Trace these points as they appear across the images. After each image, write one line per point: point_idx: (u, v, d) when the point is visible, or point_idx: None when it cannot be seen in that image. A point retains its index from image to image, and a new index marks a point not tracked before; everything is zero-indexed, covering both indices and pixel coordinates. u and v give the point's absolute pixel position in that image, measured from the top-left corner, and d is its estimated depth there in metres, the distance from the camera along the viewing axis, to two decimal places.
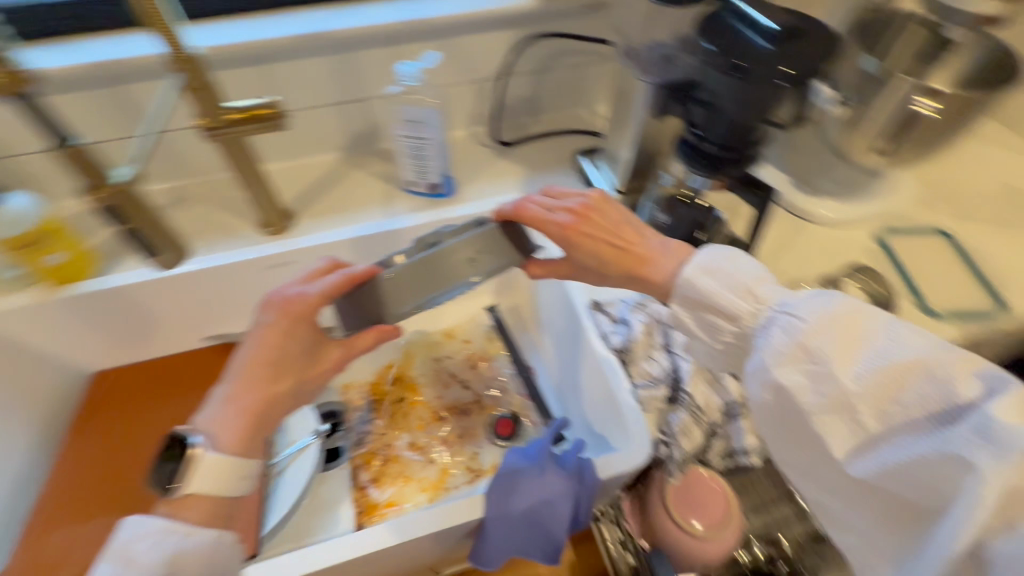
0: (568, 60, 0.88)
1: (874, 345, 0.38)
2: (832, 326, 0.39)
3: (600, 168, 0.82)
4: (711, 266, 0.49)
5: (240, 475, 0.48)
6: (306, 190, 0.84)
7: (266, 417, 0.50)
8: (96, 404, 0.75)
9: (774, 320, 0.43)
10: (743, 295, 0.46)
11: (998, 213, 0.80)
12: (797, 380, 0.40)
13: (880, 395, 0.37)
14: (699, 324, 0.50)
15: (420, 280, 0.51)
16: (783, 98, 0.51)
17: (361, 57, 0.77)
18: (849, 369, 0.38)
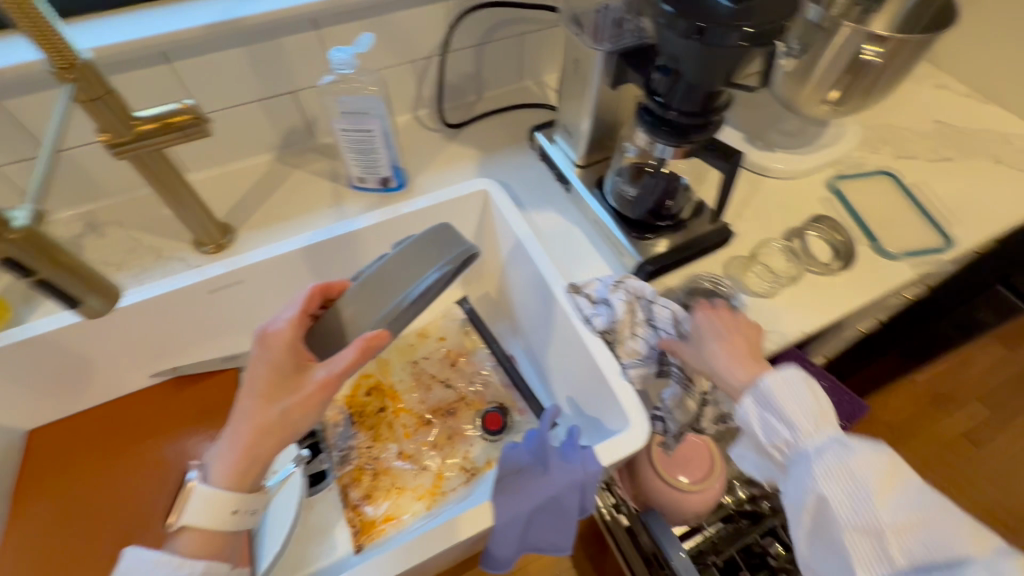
0: (510, 30, 0.83)
1: (907, 492, 0.45)
2: (878, 469, 0.45)
3: (556, 139, 0.78)
4: (788, 380, 0.51)
5: (231, 512, 0.47)
6: (242, 199, 0.77)
7: (259, 447, 0.46)
8: (36, 468, 0.67)
9: (829, 442, 0.47)
10: (808, 414, 0.49)
11: (932, 150, 0.84)
12: (835, 495, 0.45)
13: (909, 529, 0.43)
14: (764, 424, 0.51)
15: (383, 287, 0.48)
16: (749, 57, 0.47)
17: (283, 46, 0.69)
18: (884, 507, 0.44)
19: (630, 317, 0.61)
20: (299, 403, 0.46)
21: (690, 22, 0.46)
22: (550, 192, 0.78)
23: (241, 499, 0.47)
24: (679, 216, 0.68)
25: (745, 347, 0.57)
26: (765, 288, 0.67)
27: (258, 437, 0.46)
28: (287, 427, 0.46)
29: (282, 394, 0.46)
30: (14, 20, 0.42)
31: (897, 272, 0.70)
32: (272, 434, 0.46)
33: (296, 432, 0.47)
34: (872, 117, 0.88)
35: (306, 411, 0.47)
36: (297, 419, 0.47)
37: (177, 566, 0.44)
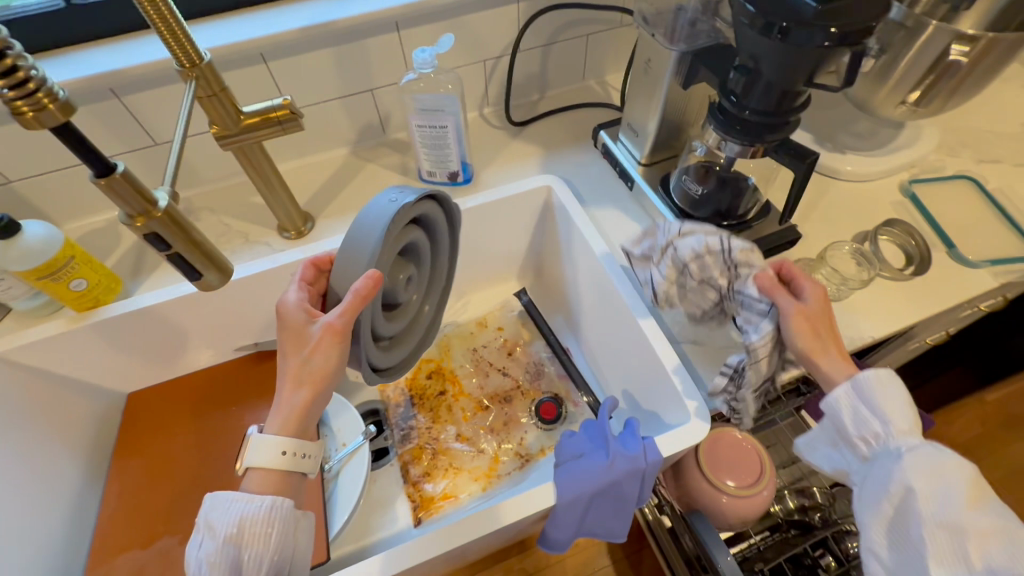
0: (578, 31, 0.86)
1: (995, 507, 0.44)
2: (971, 479, 0.45)
3: (620, 138, 0.79)
4: (885, 381, 0.50)
5: (280, 454, 0.48)
6: (321, 189, 0.82)
7: (297, 393, 0.49)
8: (137, 425, 0.74)
9: (922, 446, 0.47)
10: (908, 418, 0.48)
11: (1018, 156, 0.80)
12: (923, 488, 0.45)
13: (988, 535, 0.42)
14: (853, 415, 0.50)
15: (352, 241, 0.48)
16: (832, 59, 0.47)
17: (367, 47, 0.74)
18: (971, 509, 0.43)
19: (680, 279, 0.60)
20: (313, 349, 0.48)
21: (773, 23, 0.46)
22: (611, 190, 0.79)
23: (291, 441, 0.48)
24: (746, 217, 0.68)
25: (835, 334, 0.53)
26: (832, 290, 0.66)
27: (295, 384, 0.49)
28: (317, 372, 0.49)
29: (301, 345, 0.50)
30: (152, 23, 0.47)
31: (975, 280, 0.67)
32: (307, 381, 0.49)
33: (324, 376, 0.49)
34: (952, 120, 0.85)
35: (324, 354, 0.48)
36: (317, 363, 0.48)
37: (247, 501, 0.46)
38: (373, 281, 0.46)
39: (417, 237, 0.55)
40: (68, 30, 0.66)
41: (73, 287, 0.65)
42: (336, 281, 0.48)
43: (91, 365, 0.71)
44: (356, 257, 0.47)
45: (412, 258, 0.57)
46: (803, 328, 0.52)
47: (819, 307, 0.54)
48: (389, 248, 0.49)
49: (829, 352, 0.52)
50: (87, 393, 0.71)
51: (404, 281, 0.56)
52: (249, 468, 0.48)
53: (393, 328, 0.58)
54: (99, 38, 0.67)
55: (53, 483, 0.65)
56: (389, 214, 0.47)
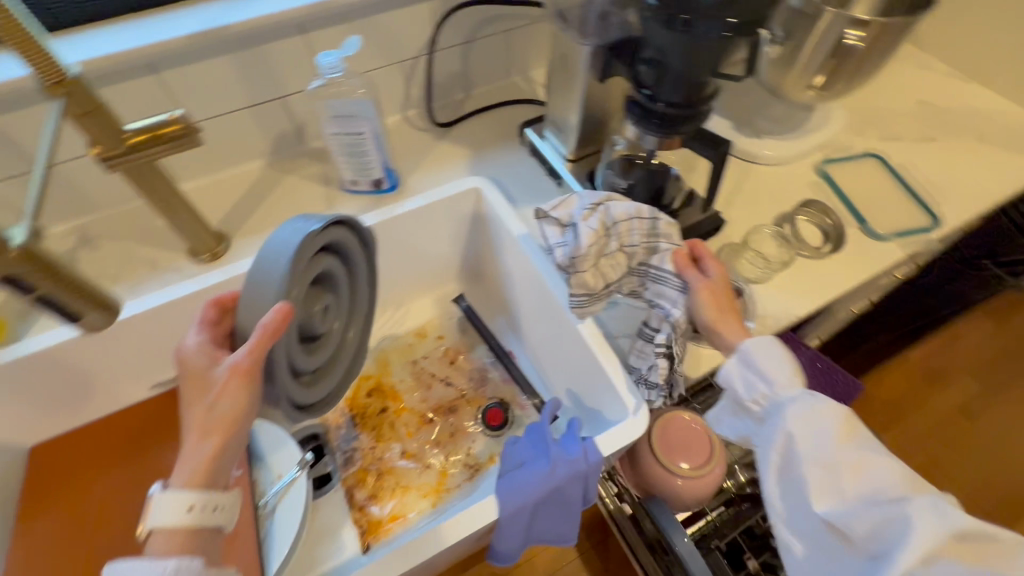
0: (496, 27, 0.84)
1: (865, 440, 0.48)
2: (844, 418, 0.49)
3: (546, 135, 0.78)
4: (768, 344, 0.53)
5: (186, 511, 0.44)
6: (235, 207, 0.77)
7: (204, 442, 0.46)
8: (43, 483, 0.67)
9: (801, 395, 0.50)
10: (790, 373, 0.51)
11: (917, 131, 0.85)
12: (803, 437, 0.48)
13: (858, 467, 0.47)
14: (744, 380, 0.53)
15: (262, 270, 0.46)
16: (732, 48, 0.48)
17: (270, 52, 0.69)
18: (843, 447, 0.47)
19: (599, 246, 0.56)
20: (219, 392, 0.46)
21: (675, 15, 0.46)
22: (540, 188, 0.78)
23: (198, 493, 0.44)
24: (672, 207, 0.69)
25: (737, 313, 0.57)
26: (757, 274, 0.68)
27: (201, 434, 0.46)
28: (226, 416, 0.46)
29: (206, 391, 0.47)
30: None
31: (886, 252, 0.71)
32: (215, 427, 0.46)
33: (233, 420, 0.47)
34: (858, 101, 0.89)
35: (231, 398, 0.46)
36: (225, 407, 0.46)
37: (148, 564, 0.40)
38: (283, 314, 0.43)
39: (331, 266, 0.53)
40: None
41: None
42: (244, 317, 0.46)
43: None
44: (264, 290, 0.45)
45: (328, 285, 0.55)
46: (708, 304, 0.56)
47: (723, 286, 0.58)
48: (299, 278, 0.47)
49: (732, 328, 0.55)
50: None
51: (321, 311, 0.53)
52: (153, 529, 0.43)
53: (314, 361, 0.54)
54: None
55: None
56: (295, 242, 0.46)
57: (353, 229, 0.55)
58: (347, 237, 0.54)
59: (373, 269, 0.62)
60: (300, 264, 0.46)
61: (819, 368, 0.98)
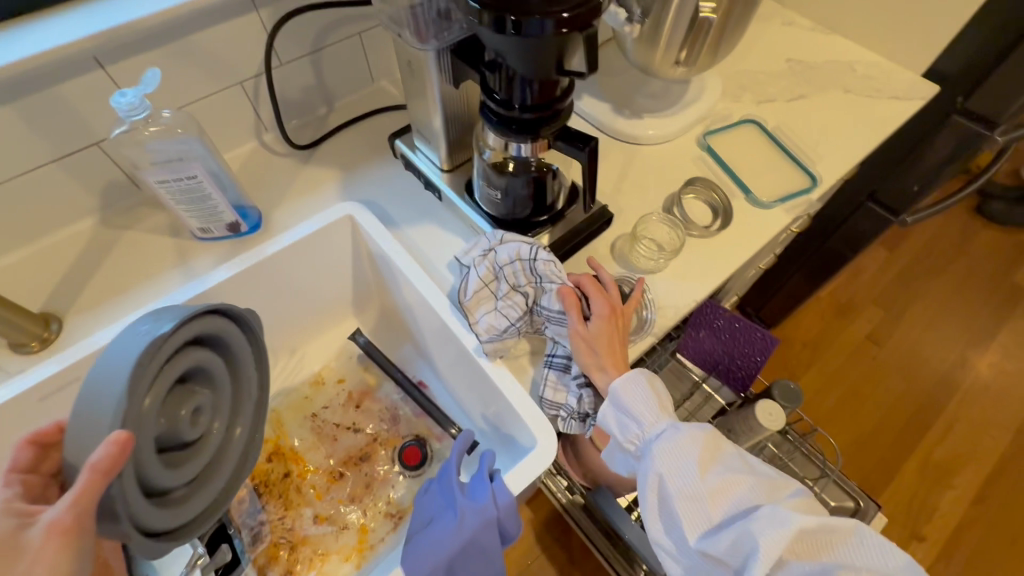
0: (344, 31, 0.75)
1: (724, 462, 0.51)
2: (704, 444, 0.51)
3: (418, 146, 0.71)
4: (635, 380, 0.53)
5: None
6: (65, 278, 0.66)
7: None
8: None
9: (667, 428, 0.52)
10: (655, 405, 0.53)
11: (787, 90, 0.86)
12: (668, 472, 0.50)
13: (720, 492, 0.49)
14: (618, 421, 0.54)
15: (95, 386, 0.38)
16: (573, 44, 0.44)
17: (62, 96, 0.58)
18: (705, 474, 0.50)
19: (490, 288, 0.59)
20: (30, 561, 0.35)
21: (503, 16, 0.41)
22: (422, 204, 0.73)
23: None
24: (556, 208, 0.65)
25: (619, 352, 0.56)
26: (652, 264, 0.66)
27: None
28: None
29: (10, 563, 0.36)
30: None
31: (772, 220, 0.71)
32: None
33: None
34: (730, 67, 0.89)
35: (47, 567, 0.35)
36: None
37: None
38: (121, 445, 0.35)
39: (205, 361, 0.45)
40: None
41: None
42: (70, 452, 0.37)
43: None
44: (96, 413, 0.37)
45: (201, 382, 0.46)
46: (578, 347, 0.55)
47: (604, 327, 0.56)
48: (148, 388, 0.39)
49: (607, 369, 0.55)
50: None
51: (192, 414, 0.44)
52: None
53: (184, 475, 0.44)
54: None
55: None
56: (139, 348, 0.38)
57: (224, 317, 0.47)
58: (219, 326, 0.46)
59: (262, 353, 0.54)
60: (146, 374, 0.38)
61: (739, 331, 0.96)
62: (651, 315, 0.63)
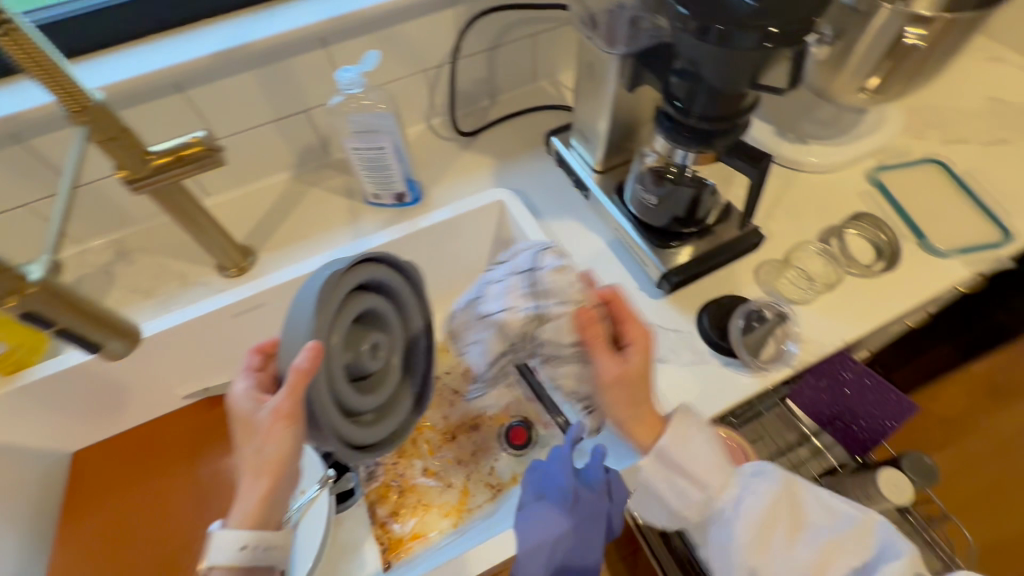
0: (523, 31, 0.81)
1: (810, 519, 0.53)
2: (783, 509, 0.53)
3: (572, 143, 0.75)
4: (689, 442, 0.54)
5: (240, 549, 0.45)
6: (262, 220, 0.77)
7: (255, 485, 0.46)
8: (85, 497, 0.69)
9: (739, 496, 0.54)
10: (716, 467, 0.55)
11: (983, 133, 0.77)
12: (761, 557, 0.52)
13: (816, 554, 0.52)
14: (674, 488, 0.55)
15: (292, 313, 0.45)
16: (775, 58, 0.43)
17: (292, 67, 0.69)
18: (793, 545, 0.53)
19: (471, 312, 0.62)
20: (265, 435, 0.45)
21: (709, 26, 0.42)
22: (567, 200, 0.76)
23: (250, 533, 0.45)
24: (706, 222, 0.65)
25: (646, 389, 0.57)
26: (799, 294, 0.64)
27: (253, 475, 0.46)
28: (273, 460, 0.45)
29: (253, 434, 0.46)
30: (16, 61, 0.42)
31: (947, 271, 0.65)
32: (265, 470, 0.46)
33: (280, 463, 0.46)
34: (917, 101, 0.82)
35: (276, 441, 0.45)
36: (271, 450, 0.45)
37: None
38: (315, 353, 0.42)
39: (377, 305, 0.52)
40: None
41: None
42: (283, 361, 0.45)
43: (24, 432, 0.66)
44: (299, 329, 0.44)
45: (376, 323, 0.53)
46: (618, 393, 0.55)
47: (641, 362, 0.56)
48: (331, 316, 0.45)
49: (644, 421, 0.55)
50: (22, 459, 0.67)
51: (371, 348, 0.51)
52: (213, 568, 0.44)
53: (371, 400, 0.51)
54: None
55: None
56: (323, 282, 0.45)
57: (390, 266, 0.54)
58: (385, 273, 0.52)
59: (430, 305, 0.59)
60: (326, 306, 0.45)
61: (867, 388, 0.88)
62: (792, 348, 0.60)
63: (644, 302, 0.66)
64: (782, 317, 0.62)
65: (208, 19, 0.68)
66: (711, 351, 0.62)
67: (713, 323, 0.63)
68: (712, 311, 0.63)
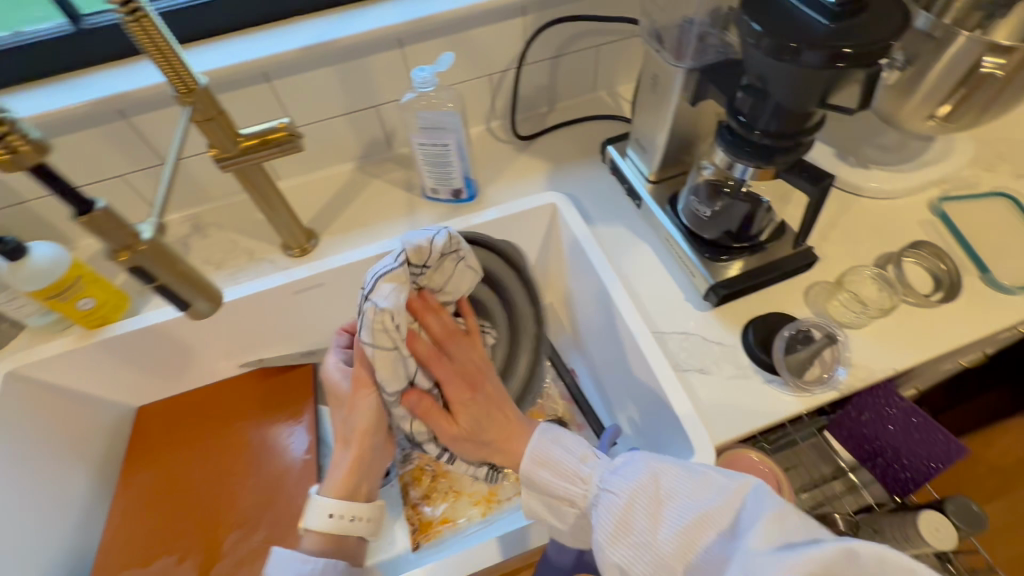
0: (587, 42, 0.83)
1: (676, 503, 0.42)
2: (641, 496, 0.43)
3: (628, 153, 0.77)
4: (541, 457, 0.49)
5: (329, 516, 0.53)
6: (325, 206, 0.82)
7: (346, 453, 0.54)
8: (141, 451, 0.73)
9: (599, 496, 0.46)
10: (571, 478, 0.48)
11: None
12: (625, 555, 0.42)
13: (686, 549, 0.40)
14: (554, 510, 0.50)
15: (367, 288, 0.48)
16: (847, 79, 0.44)
17: (368, 64, 0.74)
18: (658, 530, 0.41)
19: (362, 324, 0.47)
20: (351, 407, 0.53)
21: (783, 45, 0.43)
22: (619, 208, 0.78)
23: (337, 503, 0.52)
24: (759, 238, 0.65)
25: (508, 418, 0.52)
26: (849, 318, 0.63)
27: (344, 446, 0.54)
28: (360, 427, 0.53)
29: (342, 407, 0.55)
30: (138, 42, 0.47)
31: (1010, 307, 0.62)
32: (354, 437, 0.54)
33: (366, 433, 0.53)
34: (989, 132, 0.79)
35: (360, 411, 0.53)
36: (358, 420, 0.53)
37: (302, 560, 0.50)
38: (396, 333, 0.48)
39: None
40: (74, 54, 0.67)
41: (81, 306, 0.66)
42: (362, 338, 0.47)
43: (100, 382, 0.72)
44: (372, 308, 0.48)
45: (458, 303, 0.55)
46: (463, 446, 0.51)
47: (471, 419, 0.50)
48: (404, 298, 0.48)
49: (503, 451, 0.51)
50: (95, 407, 0.73)
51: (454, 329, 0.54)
52: (308, 530, 0.52)
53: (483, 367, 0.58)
54: (104, 61, 0.68)
55: (61, 499, 0.66)
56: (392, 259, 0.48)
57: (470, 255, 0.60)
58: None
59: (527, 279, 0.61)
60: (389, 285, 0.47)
61: (913, 425, 0.81)
62: (841, 372, 0.60)
63: (690, 313, 0.67)
64: (832, 339, 0.61)
65: (296, 16, 0.73)
66: (753, 366, 0.62)
67: (759, 338, 0.63)
68: (758, 326, 0.64)
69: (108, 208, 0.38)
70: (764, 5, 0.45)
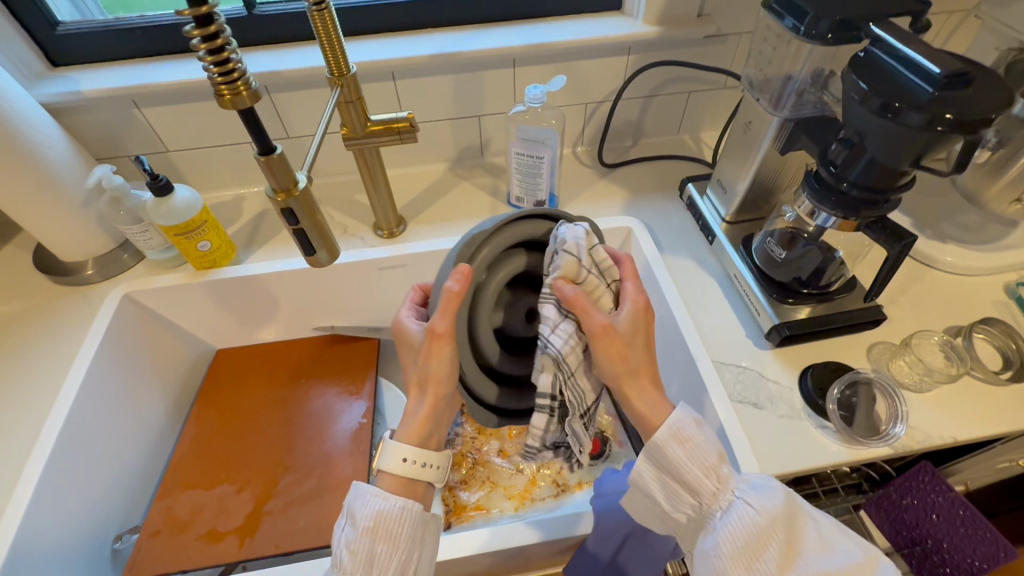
0: (682, 87, 0.89)
1: (809, 551, 0.41)
2: (782, 528, 0.41)
3: (707, 193, 0.81)
4: (684, 435, 0.46)
5: (402, 460, 0.49)
6: (415, 198, 0.90)
7: (420, 400, 0.50)
8: (209, 389, 0.79)
9: (730, 506, 0.44)
10: (707, 471, 0.45)
11: None
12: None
13: None
14: (664, 490, 0.48)
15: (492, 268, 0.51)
16: (944, 143, 0.47)
17: (482, 78, 0.82)
18: (787, 570, 0.40)
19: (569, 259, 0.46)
20: (425, 357, 0.48)
21: (887, 104, 0.46)
22: (690, 242, 0.81)
23: (413, 448, 0.49)
24: (828, 289, 0.67)
25: (647, 352, 0.50)
26: (910, 379, 0.64)
27: (418, 392, 0.49)
28: (437, 374, 0.48)
29: (414, 353, 0.51)
30: (314, 27, 0.55)
31: None
32: (427, 387, 0.48)
33: (440, 379, 0.48)
34: None
35: (436, 360, 0.47)
36: (432, 369, 0.48)
37: (383, 497, 0.46)
38: (464, 275, 0.46)
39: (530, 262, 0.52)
40: (240, 34, 0.77)
41: (200, 247, 0.74)
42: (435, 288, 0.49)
43: (194, 318, 0.80)
44: (443, 272, 0.49)
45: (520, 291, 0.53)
46: (608, 354, 0.46)
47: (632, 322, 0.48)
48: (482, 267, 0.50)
49: (642, 386, 0.48)
50: (184, 339, 0.81)
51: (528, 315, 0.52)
52: (381, 470, 0.49)
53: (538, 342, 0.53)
54: (261, 44, 0.78)
55: (143, 415, 0.73)
56: (459, 244, 0.49)
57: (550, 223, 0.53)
58: (538, 226, 0.51)
59: None
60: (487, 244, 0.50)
61: (959, 518, 0.73)
62: (898, 430, 0.60)
63: (749, 349, 0.69)
64: (893, 399, 0.61)
65: (428, 28, 0.82)
66: (807, 410, 0.63)
67: (816, 386, 0.64)
68: (816, 373, 0.65)
69: (283, 154, 0.45)
70: (871, 69, 0.49)
